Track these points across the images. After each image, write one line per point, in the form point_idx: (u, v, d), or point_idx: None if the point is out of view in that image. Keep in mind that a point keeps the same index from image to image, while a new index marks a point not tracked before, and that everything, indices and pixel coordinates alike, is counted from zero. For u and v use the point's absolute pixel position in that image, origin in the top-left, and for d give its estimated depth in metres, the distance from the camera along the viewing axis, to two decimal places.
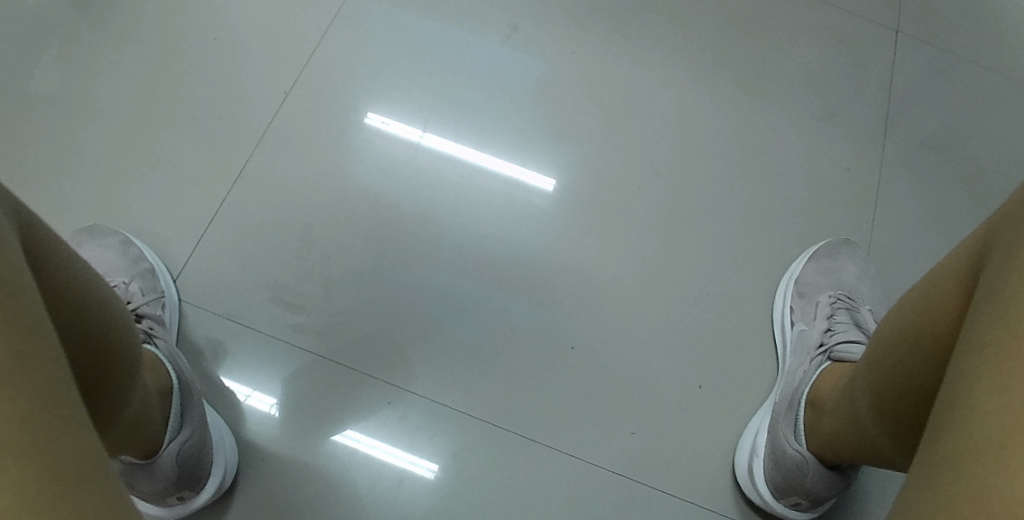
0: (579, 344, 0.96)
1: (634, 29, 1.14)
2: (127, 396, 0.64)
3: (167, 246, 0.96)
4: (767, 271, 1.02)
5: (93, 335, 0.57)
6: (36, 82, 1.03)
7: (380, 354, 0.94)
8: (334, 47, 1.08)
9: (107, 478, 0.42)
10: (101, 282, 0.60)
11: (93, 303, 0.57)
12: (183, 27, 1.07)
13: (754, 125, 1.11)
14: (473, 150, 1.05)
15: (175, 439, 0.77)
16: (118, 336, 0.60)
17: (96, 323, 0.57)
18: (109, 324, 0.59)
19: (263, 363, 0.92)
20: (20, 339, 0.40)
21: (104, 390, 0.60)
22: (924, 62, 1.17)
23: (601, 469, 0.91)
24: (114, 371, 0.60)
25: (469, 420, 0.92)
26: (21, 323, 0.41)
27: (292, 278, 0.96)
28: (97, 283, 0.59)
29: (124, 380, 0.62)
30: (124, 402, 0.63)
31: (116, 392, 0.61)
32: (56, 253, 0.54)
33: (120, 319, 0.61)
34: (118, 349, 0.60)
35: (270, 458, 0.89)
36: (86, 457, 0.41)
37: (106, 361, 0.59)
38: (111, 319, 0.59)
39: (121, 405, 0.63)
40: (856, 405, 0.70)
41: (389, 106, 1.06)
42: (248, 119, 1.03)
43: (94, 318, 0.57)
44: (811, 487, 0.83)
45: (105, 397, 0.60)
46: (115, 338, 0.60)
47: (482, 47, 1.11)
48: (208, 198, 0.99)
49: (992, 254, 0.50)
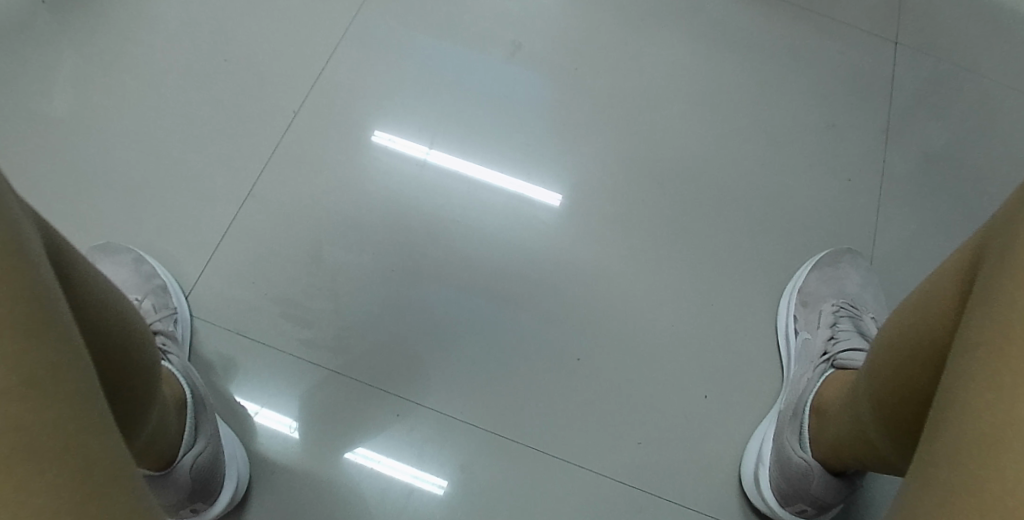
0: (585, 355, 0.98)
1: (636, 44, 1.16)
2: (144, 408, 0.65)
3: (179, 263, 0.98)
4: (770, 281, 1.04)
5: (109, 344, 0.58)
6: (53, 103, 1.05)
7: (389, 368, 0.95)
8: (343, 67, 1.10)
9: (133, 481, 0.44)
10: (116, 294, 0.61)
11: (108, 311, 0.58)
12: (194, 49, 1.10)
13: (755, 136, 1.12)
14: (478, 166, 1.06)
15: (188, 452, 0.78)
16: (135, 348, 0.61)
17: (114, 333, 0.59)
18: (125, 335, 0.60)
19: (274, 377, 0.94)
20: (48, 344, 0.42)
21: (120, 401, 0.61)
22: (923, 73, 1.18)
23: (609, 479, 0.92)
24: (128, 381, 0.61)
25: (477, 432, 0.93)
26: (49, 330, 0.42)
27: (301, 294, 0.97)
28: (111, 294, 0.60)
29: (142, 392, 0.63)
30: (141, 414, 0.64)
31: (133, 404, 0.63)
32: (71, 261, 0.55)
33: (137, 331, 0.63)
34: (135, 360, 0.62)
35: (281, 472, 0.90)
36: (114, 460, 0.43)
37: (124, 373, 0.60)
38: (128, 331, 0.61)
39: (137, 414, 0.64)
40: (859, 411, 0.71)
41: (395, 123, 1.08)
42: (258, 138, 1.05)
43: (113, 331, 0.59)
44: (817, 494, 0.83)
45: (123, 406, 0.61)
46: (133, 350, 0.61)
47: (487, 65, 1.13)
48: (220, 214, 1.01)
49: (989, 256, 0.51)
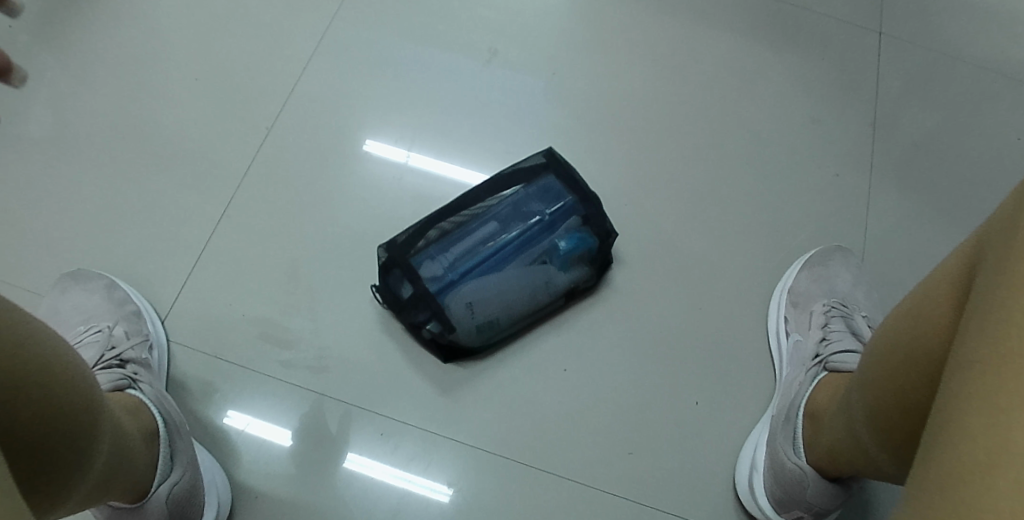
0: (572, 365, 0.95)
1: (617, 45, 1.15)
2: (91, 454, 0.60)
3: (154, 285, 0.96)
4: (760, 282, 1.02)
5: (58, 408, 0.55)
6: (25, 126, 1.03)
7: (373, 386, 0.93)
8: (318, 78, 1.09)
9: None
10: (69, 351, 0.58)
11: (64, 375, 0.56)
12: (165, 69, 1.08)
13: (740, 135, 1.10)
14: (460, 169, 1.05)
15: (163, 482, 0.76)
16: (82, 405, 0.58)
17: (67, 395, 0.56)
18: (76, 396, 0.57)
19: (256, 399, 0.91)
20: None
21: (65, 456, 0.57)
22: (909, 61, 1.16)
23: (602, 491, 0.90)
24: (74, 436, 0.58)
25: (466, 448, 0.91)
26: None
27: (280, 313, 0.95)
28: (68, 355, 0.58)
29: (87, 442, 0.59)
30: (88, 463, 0.60)
31: (80, 456, 0.59)
32: (30, 330, 0.54)
33: (87, 387, 0.59)
34: (82, 415, 0.58)
35: (265, 497, 0.88)
36: None
37: (70, 430, 0.57)
38: (80, 388, 0.58)
39: (85, 464, 0.60)
40: (852, 418, 0.68)
41: (375, 133, 1.06)
42: (233, 155, 1.03)
43: (65, 392, 0.56)
44: (812, 501, 0.81)
45: (69, 459, 0.58)
46: (77, 411, 0.57)
47: (465, 71, 1.11)
48: (195, 236, 0.98)
49: (989, 262, 0.49)
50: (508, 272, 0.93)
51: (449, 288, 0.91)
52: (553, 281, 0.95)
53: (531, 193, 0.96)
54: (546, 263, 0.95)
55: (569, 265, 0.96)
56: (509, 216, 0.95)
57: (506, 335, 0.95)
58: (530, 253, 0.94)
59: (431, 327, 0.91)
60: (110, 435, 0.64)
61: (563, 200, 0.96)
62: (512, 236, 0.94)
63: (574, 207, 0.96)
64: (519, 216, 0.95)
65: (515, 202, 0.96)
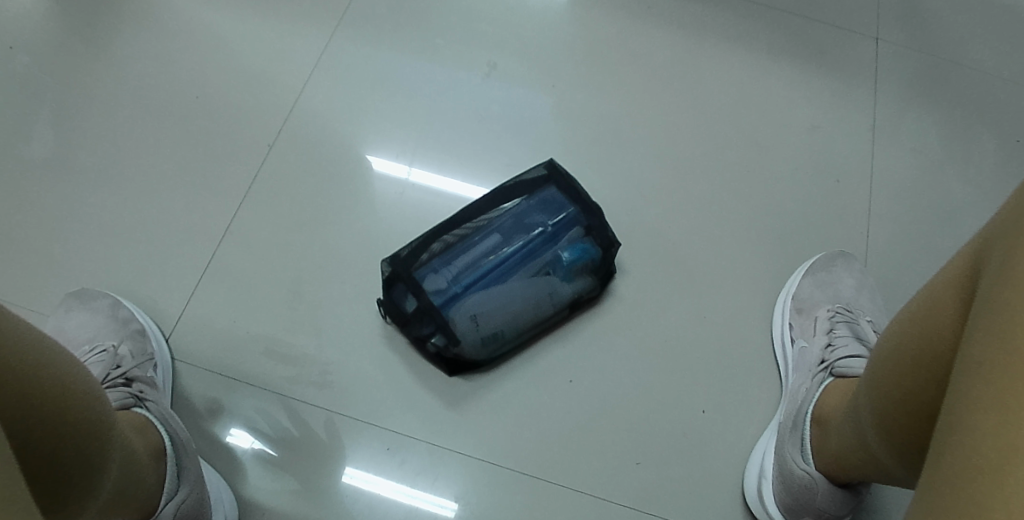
0: (577, 376, 0.95)
1: (614, 56, 1.15)
2: (98, 481, 0.60)
3: (158, 304, 0.96)
4: (763, 289, 1.01)
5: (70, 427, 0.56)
6: (27, 148, 1.04)
7: (378, 401, 0.93)
8: (318, 95, 1.09)
9: None
10: (86, 375, 0.59)
11: (79, 397, 0.57)
12: (166, 88, 1.09)
13: (740, 143, 1.10)
14: (459, 182, 1.05)
15: (171, 500, 0.76)
16: (95, 429, 0.58)
17: (82, 417, 0.57)
18: (92, 418, 0.58)
19: (260, 417, 0.91)
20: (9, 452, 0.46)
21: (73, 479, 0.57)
22: (906, 66, 1.17)
23: (609, 502, 0.90)
24: (87, 459, 0.58)
25: (472, 461, 0.91)
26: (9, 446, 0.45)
27: (283, 330, 0.95)
28: (85, 378, 0.59)
29: (96, 467, 0.59)
30: (96, 488, 0.60)
31: (87, 482, 0.58)
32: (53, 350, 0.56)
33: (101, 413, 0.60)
34: (95, 439, 0.58)
35: (271, 514, 0.87)
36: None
37: (82, 452, 0.57)
38: (95, 411, 0.59)
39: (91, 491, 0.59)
40: (860, 423, 0.68)
41: (377, 148, 1.06)
42: (234, 173, 1.04)
43: (81, 411, 0.57)
44: (822, 507, 0.80)
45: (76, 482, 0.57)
46: (91, 434, 0.58)
47: (465, 85, 1.12)
48: (197, 254, 0.99)
49: (991, 263, 0.49)
50: (512, 284, 0.93)
51: (452, 301, 0.91)
52: (557, 292, 0.94)
53: (533, 205, 0.96)
54: (549, 274, 0.95)
55: (573, 275, 0.95)
56: (512, 228, 0.95)
57: (511, 348, 0.95)
58: (532, 265, 0.94)
59: (436, 340, 0.90)
60: (120, 459, 0.64)
61: (565, 211, 0.96)
62: (515, 248, 0.94)
63: (576, 218, 0.96)
64: (521, 228, 0.95)
65: (516, 214, 0.96)
